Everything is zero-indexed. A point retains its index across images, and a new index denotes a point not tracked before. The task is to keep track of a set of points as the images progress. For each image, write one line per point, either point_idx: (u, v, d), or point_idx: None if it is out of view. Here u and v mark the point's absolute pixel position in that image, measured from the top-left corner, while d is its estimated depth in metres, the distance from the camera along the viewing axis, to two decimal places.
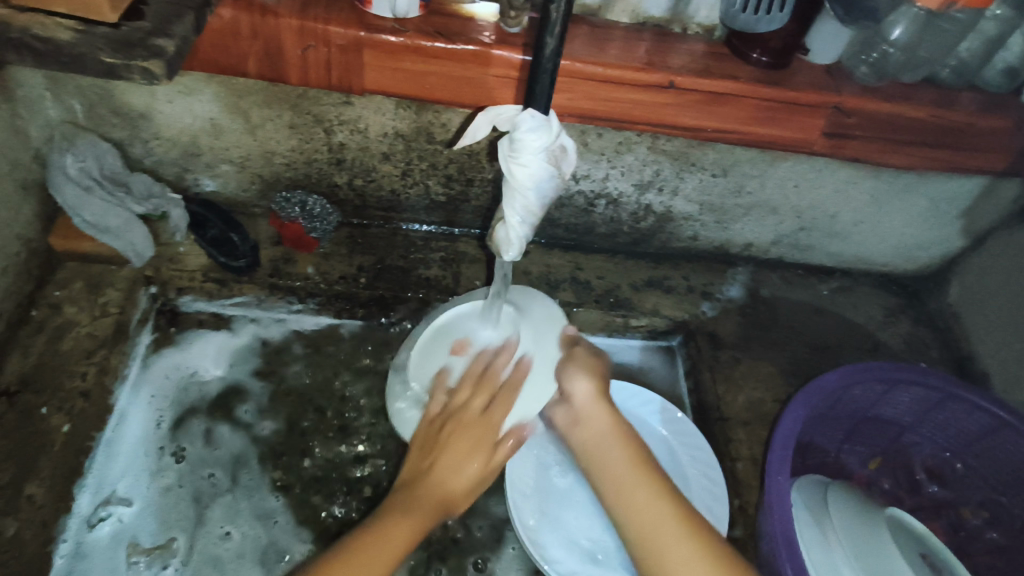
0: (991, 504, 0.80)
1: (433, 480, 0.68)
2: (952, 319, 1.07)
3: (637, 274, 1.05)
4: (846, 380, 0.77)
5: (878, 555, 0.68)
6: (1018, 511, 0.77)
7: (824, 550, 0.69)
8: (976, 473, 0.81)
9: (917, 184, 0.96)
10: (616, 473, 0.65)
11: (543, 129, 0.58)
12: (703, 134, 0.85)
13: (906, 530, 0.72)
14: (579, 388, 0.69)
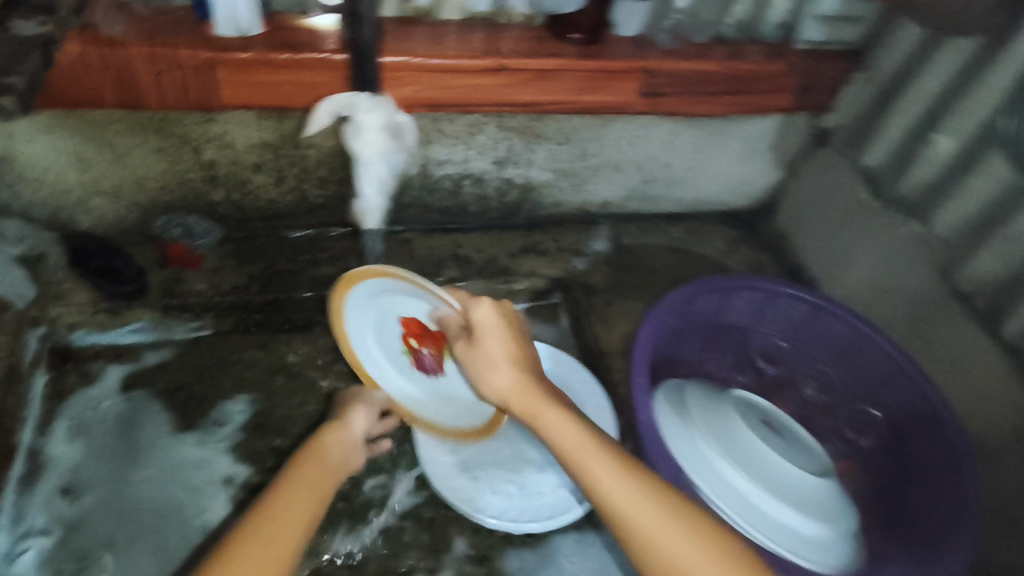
0: (818, 373, 0.96)
1: (278, 519, 0.62)
2: (782, 240, 1.25)
3: (513, 243, 1.16)
4: (688, 295, 0.90)
5: (728, 431, 0.83)
6: (836, 373, 0.94)
7: (689, 441, 0.82)
8: (804, 352, 0.96)
9: (730, 129, 1.12)
10: (571, 444, 0.66)
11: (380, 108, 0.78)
12: (542, 108, 0.97)
13: (745, 407, 0.90)
14: (504, 369, 0.73)
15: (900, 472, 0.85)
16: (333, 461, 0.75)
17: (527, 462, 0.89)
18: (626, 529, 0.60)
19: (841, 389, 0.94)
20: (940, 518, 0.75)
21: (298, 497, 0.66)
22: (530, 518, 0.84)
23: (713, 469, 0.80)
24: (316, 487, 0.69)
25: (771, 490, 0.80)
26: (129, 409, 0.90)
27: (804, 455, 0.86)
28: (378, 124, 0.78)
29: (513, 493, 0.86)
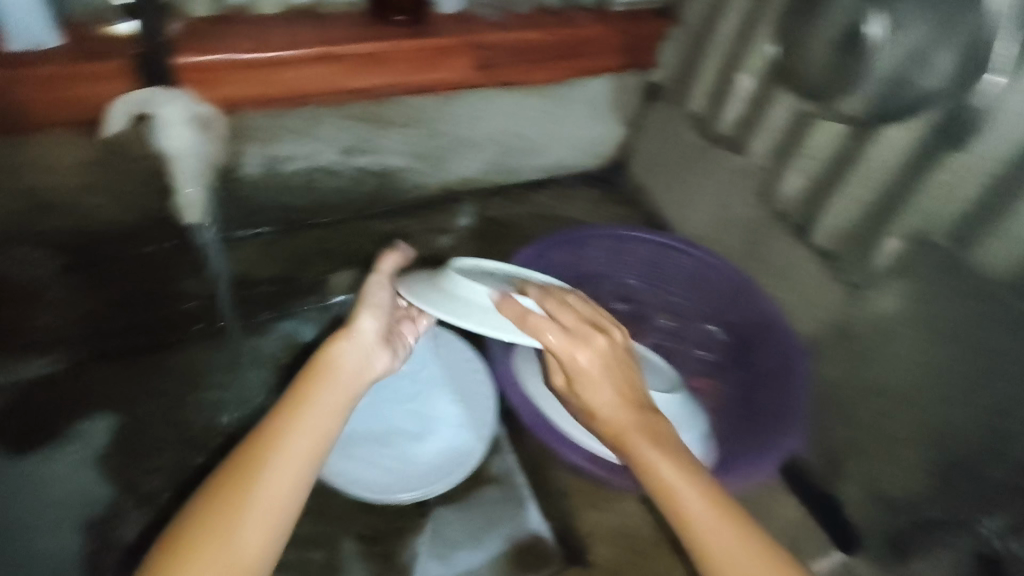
0: (670, 305, 1.02)
1: (254, 507, 0.60)
2: (640, 192, 1.33)
3: (379, 230, 1.18)
4: (540, 250, 0.96)
5: None
6: (681, 298, 1.01)
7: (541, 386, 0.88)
8: (655, 288, 1.02)
9: (570, 93, 1.17)
10: (672, 476, 0.64)
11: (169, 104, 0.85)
12: (376, 92, 0.99)
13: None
14: (603, 398, 0.68)
15: (755, 380, 0.91)
16: (348, 373, 0.73)
17: (407, 434, 0.92)
18: (696, 540, 0.62)
19: (686, 312, 1.01)
20: (777, 407, 0.87)
21: (281, 473, 0.63)
22: (411, 486, 0.86)
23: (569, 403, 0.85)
24: (322, 422, 0.67)
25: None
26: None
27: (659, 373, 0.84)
28: (179, 119, 0.87)
29: (392, 465, 0.88)
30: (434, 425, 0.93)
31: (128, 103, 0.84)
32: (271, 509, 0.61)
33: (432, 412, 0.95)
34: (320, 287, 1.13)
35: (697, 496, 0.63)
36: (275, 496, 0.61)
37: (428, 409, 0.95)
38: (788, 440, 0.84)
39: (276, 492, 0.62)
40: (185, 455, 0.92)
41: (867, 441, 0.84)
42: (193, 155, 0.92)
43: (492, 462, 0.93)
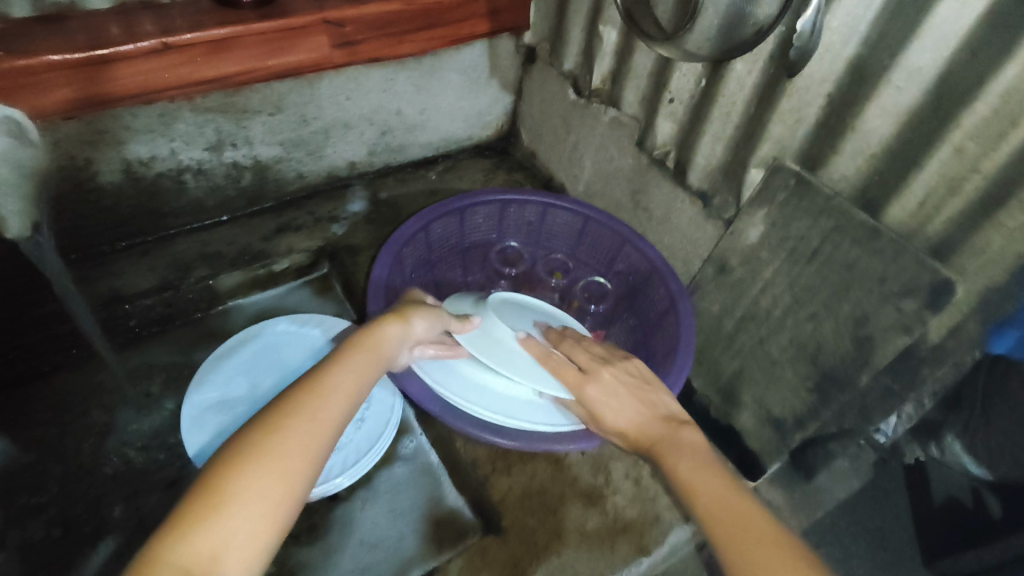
0: (555, 262, 1.05)
1: (284, 458, 0.57)
2: (532, 157, 1.33)
3: (266, 226, 1.12)
4: (422, 222, 0.92)
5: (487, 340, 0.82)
6: (567, 255, 1.04)
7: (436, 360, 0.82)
8: (537, 248, 1.04)
9: (443, 64, 1.15)
10: (709, 469, 0.65)
11: None
12: (233, 80, 0.94)
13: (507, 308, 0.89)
14: (624, 412, 0.74)
15: (646, 325, 0.95)
16: (385, 355, 0.72)
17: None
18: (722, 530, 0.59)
19: (573, 266, 1.04)
20: (660, 349, 0.91)
21: (310, 433, 0.60)
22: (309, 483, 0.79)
23: (456, 374, 0.82)
24: (361, 371, 0.68)
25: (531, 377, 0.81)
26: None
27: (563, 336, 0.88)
28: None
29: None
30: None
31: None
32: (300, 465, 0.58)
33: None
34: (208, 292, 1.05)
35: (725, 485, 0.63)
36: (304, 455, 0.59)
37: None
38: (676, 366, 0.84)
39: (324, 414, 0.62)
40: (69, 488, 0.86)
41: (751, 367, 0.87)
42: (7, 160, 0.83)
43: (399, 443, 0.92)
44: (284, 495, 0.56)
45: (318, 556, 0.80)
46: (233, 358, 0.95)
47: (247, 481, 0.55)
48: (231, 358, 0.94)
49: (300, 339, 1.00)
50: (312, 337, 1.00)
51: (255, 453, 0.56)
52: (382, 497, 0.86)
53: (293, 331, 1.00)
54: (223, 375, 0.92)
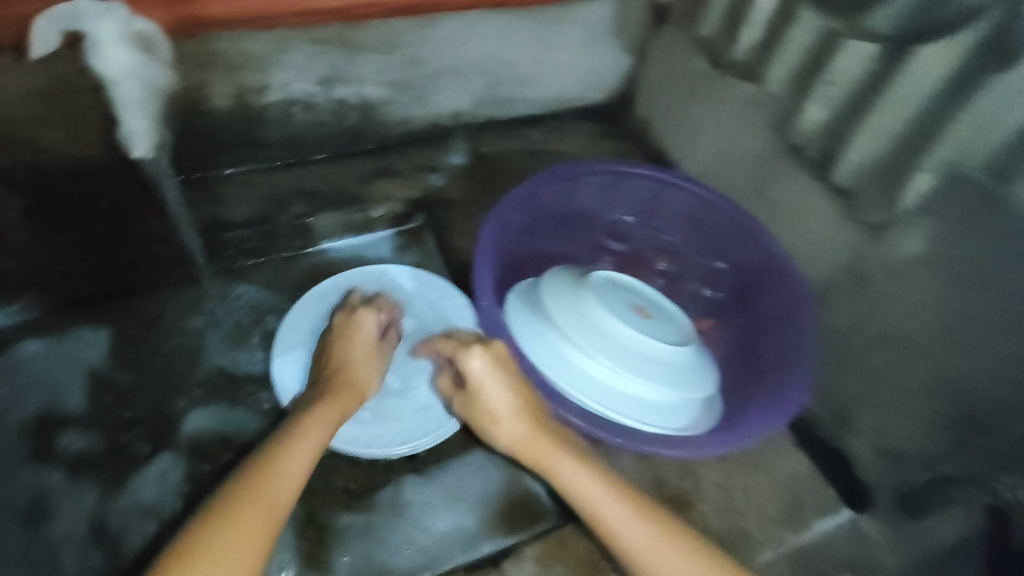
0: (668, 248, 0.96)
1: (236, 529, 0.63)
2: (644, 126, 1.24)
3: (364, 168, 1.09)
4: (530, 187, 0.87)
5: (596, 326, 0.75)
6: (682, 239, 0.94)
7: (548, 346, 0.75)
8: (650, 225, 0.95)
9: (562, 16, 1.09)
10: (634, 508, 0.65)
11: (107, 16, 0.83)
12: (349, 14, 0.94)
13: (610, 286, 0.81)
14: (497, 395, 0.70)
15: (761, 328, 0.87)
16: (334, 420, 0.76)
17: (391, 388, 0.88)
18: None
19: (690, 253, 0.95)
20: (783, 358, 0.81)
21: (260, 500, 0.66)
22: (393, 438, 0.83)
23: (550, 347, 0.75)
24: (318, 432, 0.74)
25: (645, 365, 0.74)
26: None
27: (674, 327, 0.79)
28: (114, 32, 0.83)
29: (371, 419, 0.84)
30: (418, 381, 0.88)
31: (61, 22, 0.82)
32: (256, 530, 0.64)
33: (420, 365, 0.90)
34: (303, 230, 1.03)
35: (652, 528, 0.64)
36: (257, 518, 0.64)
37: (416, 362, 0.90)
38: (795, 382, 0.77)
39: (273, 492, 0.67)
40: (160, 406, 0.89)
41: None
42: (132, 80, 0.85)
43: None
44: (249, 566, 0.62)
45: (385, 521, 0.81)
46: (323, 302, 0.94)
47: (208, 550, 0.61)
48: (323, 301, 0.94)
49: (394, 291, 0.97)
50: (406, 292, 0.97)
51: (215, 525, 0.63)
52: (457, 470, 0.85)
53: (387, 281, 0.97)
54: (314, 320, 0.92)
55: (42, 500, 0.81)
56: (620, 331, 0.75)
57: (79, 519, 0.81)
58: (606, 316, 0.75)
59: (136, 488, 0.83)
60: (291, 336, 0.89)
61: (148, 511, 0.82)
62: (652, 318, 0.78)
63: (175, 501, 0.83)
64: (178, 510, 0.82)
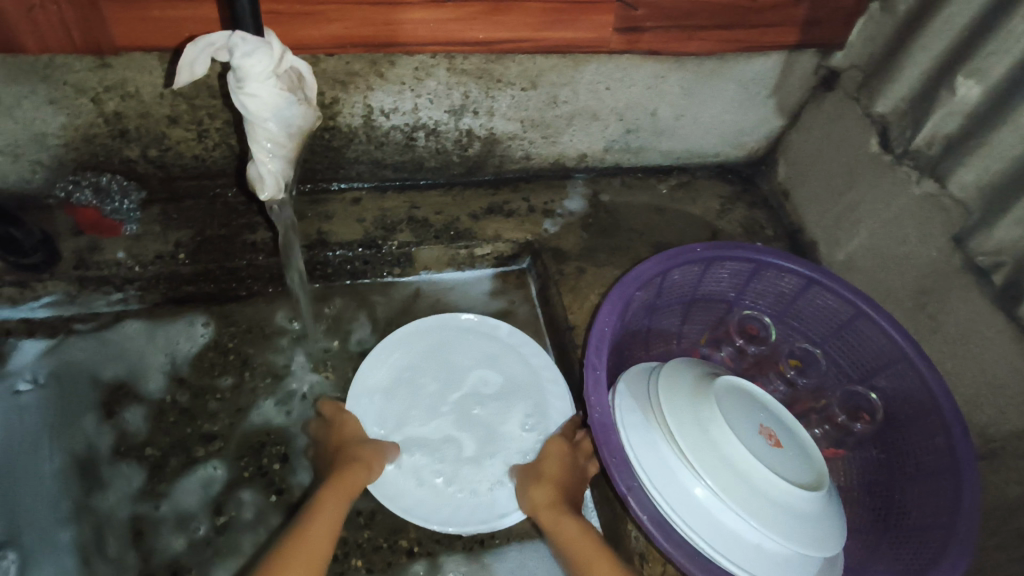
0: (800, 351, 0.86)
1: None
2: (782, 197, 1.12)
3: (477, 203, 1.04)
4: (663, 266, 0.79)
5: (716, 448, 0.65)
6: (823, 346, 0.85)
7: (657, 460, 0.66)
8: (783, 321, 0.87)
9: (722, 70, 0.97)
10: None
11: (261, 50, 0.53)
12: (499, 47, 0.84)
13: (735, 399, 0.71)
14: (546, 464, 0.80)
15: (901, 472, 0.75)
16: (345, 490, 0.73)
17: (467, 455, 0.84)
18: None
19: (832, 363, 0.85)
20: (926, 512, 0.69)
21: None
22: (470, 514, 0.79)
23: (660, 459, 0.66)
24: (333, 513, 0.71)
25: (768, 506, 0.63)
26: (36, 402, 0.83)
27: (805, 464, 0.68)
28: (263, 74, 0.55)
29: (446, 486, 0.81)
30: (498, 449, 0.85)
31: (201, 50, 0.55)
32: None
33: (500, 433, 0.86)
34: (405, 259, 0.98)
35: None
36: None
37: (497, 428, 0.87)
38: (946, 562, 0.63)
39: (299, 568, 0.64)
40: (237, 424, 0.85)
41: None
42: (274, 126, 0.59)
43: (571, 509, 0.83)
44: None
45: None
46: (409, 344, 0.91)
47: None
48: (411, 343, 0.91)
49: (484, 343, 0.93)
50: (497, 346, 0.93)
51: None
52: (511, 562, 0.80)
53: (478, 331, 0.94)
54: (399, 363, 0.90)
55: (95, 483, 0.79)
56: (746, 461, 0.64)
57: (123, 500, 0.79)
58: (731, 440, 0.65)
59: (180, 493, 0.80)
60: (371, 377, 0.88)
61: (190, 524, 0.78)
62: (779, 450, 0.68)
63: (209, 518, 0.78)
64: (211, 529, 0.78)
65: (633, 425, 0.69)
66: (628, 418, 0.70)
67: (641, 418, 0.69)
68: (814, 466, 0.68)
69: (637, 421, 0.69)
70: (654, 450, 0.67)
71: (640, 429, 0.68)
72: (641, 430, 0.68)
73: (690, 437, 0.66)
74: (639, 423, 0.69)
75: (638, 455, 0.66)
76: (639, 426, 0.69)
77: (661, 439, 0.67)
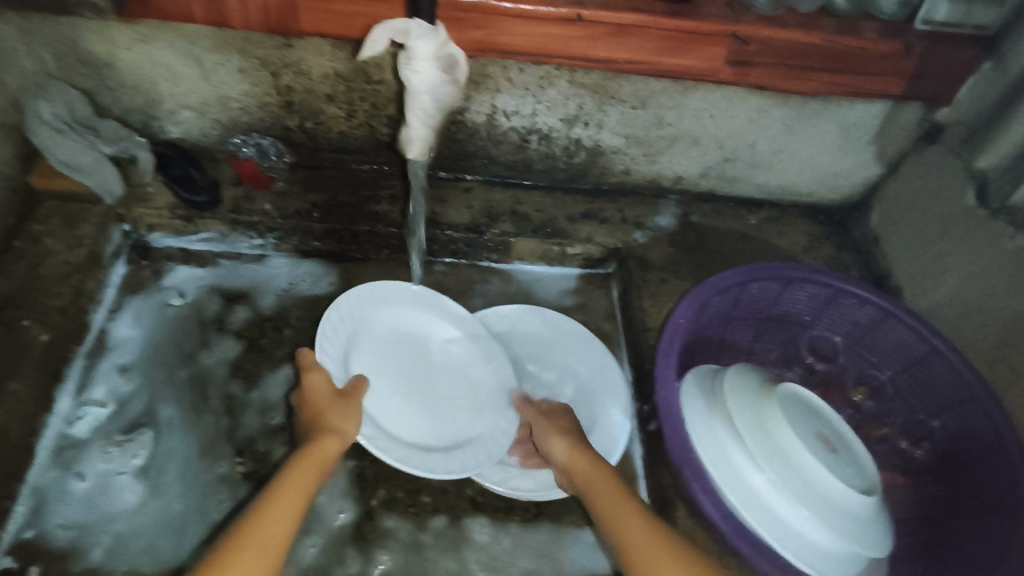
0: (867, 379, 0.89)
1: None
2: (872, 242, 1.15)
3: (575, 207, 1.13)
4: (743, 276, 0.85)
5: (774, 439, 0.70)
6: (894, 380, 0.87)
7: (716, 443, 0.72)
8: (856, 351, 0.89)
9: (825, 111, 1.02)
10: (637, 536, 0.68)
11: (428, 36, 0.66)
12: (618, 66, 0.94)
13: (798, 403, 0.75)
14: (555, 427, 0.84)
15: (956, 510, 0.76)
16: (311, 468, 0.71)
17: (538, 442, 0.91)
18: None
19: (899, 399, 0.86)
20: (979, 540, 0.71)
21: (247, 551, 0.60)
22: (538, 486, 0.87)
23: (720, 443, 0.71)
24: (299, 485, 0.68)
25: (818, 499, 0.67)
26: (181, 316, 0.96)
27: (859, 473, 0.71)
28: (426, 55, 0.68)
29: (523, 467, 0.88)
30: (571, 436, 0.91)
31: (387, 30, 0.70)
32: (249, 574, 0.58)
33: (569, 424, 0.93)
34: (503, 247, 1.08)
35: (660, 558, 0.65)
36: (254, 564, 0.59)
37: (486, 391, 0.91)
38: None
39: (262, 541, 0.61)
40: None
41: None
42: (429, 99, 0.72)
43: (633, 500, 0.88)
44: None
45: (436, 552, 0.83)
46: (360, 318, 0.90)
47: None
48: (367, 310, 0.91)
49: (436, 310, 0.96)
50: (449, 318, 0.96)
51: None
52: (548, 537, 0.86)
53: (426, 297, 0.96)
54: (355, 331, 0.89)
55: (221, 384, 0.90)
56: (803, 455, 0.69)
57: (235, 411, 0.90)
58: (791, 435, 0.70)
59: (269, 395, 0.91)
60: (330, 346, 0.84)
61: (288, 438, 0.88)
62: (836, 454, 0.71)
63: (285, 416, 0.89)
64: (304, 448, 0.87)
65: (695, 409, 0.75)
66: (693, 404, 0.75)
67: (705, 404, 0.75)
68: (867, 475, 0.72)
69: (699, 407, 0.75)
70: (714, 434, 0.72)
71: (704, 414, 0.74)
72: (705, 416, 0.74)
73: (750, 426, 0.71)
74: (702, 409, 0.75)
75: (699, 434, 0.72)
76: (702, 411, 0.74)
77: (722, 424, 0.72)
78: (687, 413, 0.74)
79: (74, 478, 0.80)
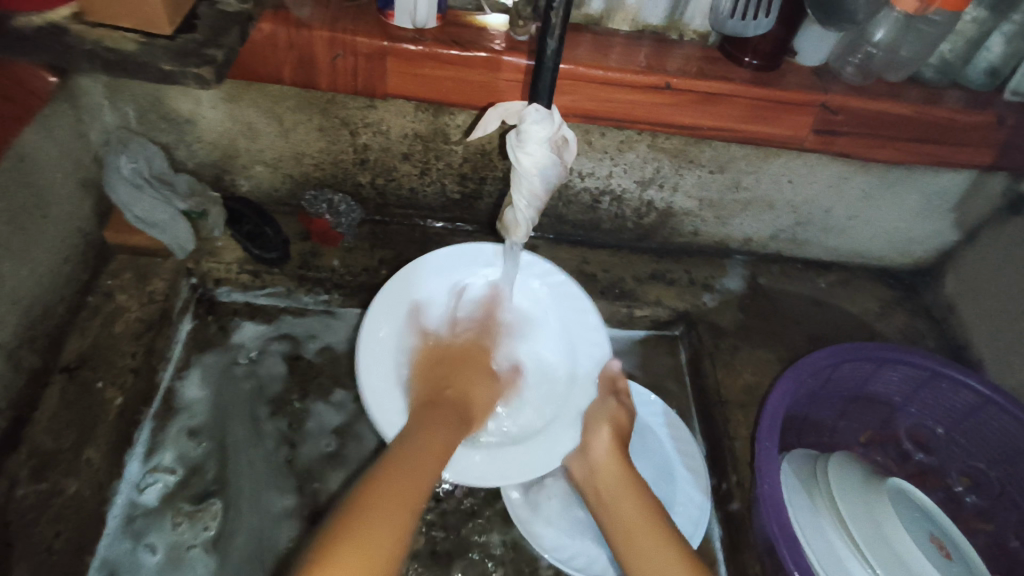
0: (970, 469, 0.84)
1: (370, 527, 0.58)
2: (946, 310, 1.11)
3: (642, 267, 1.11)
4: (835, 358, 0.82)
5: (887, 540, 0.67)
6: (992, 470, 0.82)
7: (823, 538, 0.69)
8: (952, 437, 0.86)
9: (906, 178, 1.00)
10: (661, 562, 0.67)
11: (546, 120, 0.67)
12: (701, 132, 0.92)
13: (907, 501, 0.72)
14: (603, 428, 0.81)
15: None
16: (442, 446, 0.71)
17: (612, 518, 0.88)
18: None
19: (1002, 492, 0.81)
20: None
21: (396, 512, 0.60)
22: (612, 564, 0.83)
23: (827, 538, 0.69)
24: (435, 453, 0.69)
25: None
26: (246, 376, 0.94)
27: None
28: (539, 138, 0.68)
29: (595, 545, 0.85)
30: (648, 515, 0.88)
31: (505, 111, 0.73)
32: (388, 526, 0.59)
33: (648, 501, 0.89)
34: None
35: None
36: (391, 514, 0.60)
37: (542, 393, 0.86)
38: None
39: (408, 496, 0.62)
40: None
41: None
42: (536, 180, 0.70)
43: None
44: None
45: None
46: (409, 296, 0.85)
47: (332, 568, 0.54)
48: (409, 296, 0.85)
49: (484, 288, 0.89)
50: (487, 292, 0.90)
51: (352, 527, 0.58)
52: None
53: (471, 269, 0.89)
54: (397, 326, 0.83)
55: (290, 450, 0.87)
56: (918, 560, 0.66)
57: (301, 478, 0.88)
58: (905, 537, 0.67)
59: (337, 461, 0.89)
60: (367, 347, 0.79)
61: None
62: (953, 561, 0.68)
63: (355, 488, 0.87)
64: None
65: (800, 496, 0.72)
66: (797, 491, 0.73)
67: (811, 494, 0.73)
68: None
69: (805, 496, 0.73)
70: (821, 527, 0.70)
71: (810, 504, 0.72)
72: (811, 506, 0.72)
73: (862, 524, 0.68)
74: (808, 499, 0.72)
75: (805, 525, 0.70)
76: (808, 501, 0.72)
77: (830, 518, 0.70)
78: (792, 501, 0.72)
79: (147, 550, 0.78)
